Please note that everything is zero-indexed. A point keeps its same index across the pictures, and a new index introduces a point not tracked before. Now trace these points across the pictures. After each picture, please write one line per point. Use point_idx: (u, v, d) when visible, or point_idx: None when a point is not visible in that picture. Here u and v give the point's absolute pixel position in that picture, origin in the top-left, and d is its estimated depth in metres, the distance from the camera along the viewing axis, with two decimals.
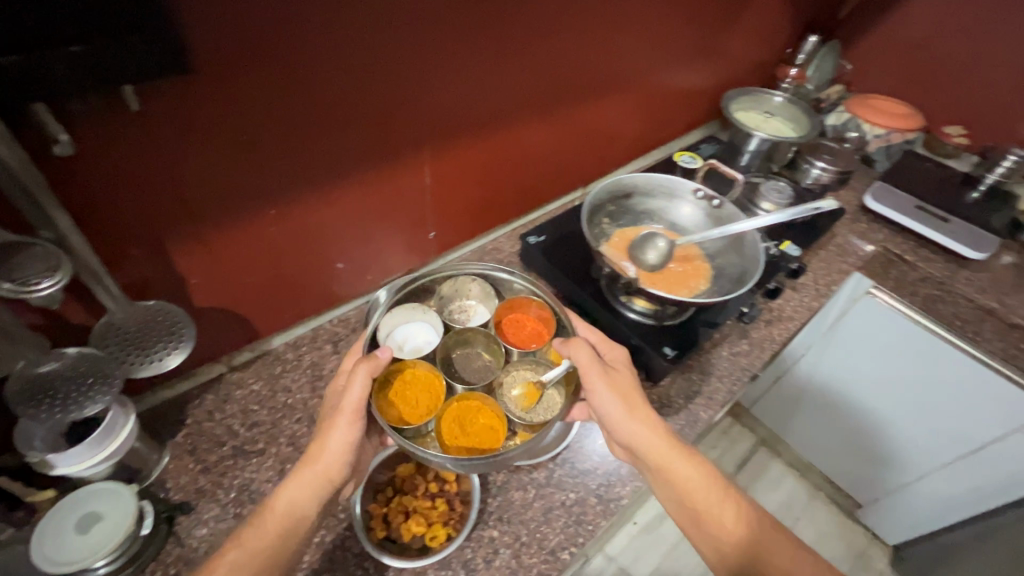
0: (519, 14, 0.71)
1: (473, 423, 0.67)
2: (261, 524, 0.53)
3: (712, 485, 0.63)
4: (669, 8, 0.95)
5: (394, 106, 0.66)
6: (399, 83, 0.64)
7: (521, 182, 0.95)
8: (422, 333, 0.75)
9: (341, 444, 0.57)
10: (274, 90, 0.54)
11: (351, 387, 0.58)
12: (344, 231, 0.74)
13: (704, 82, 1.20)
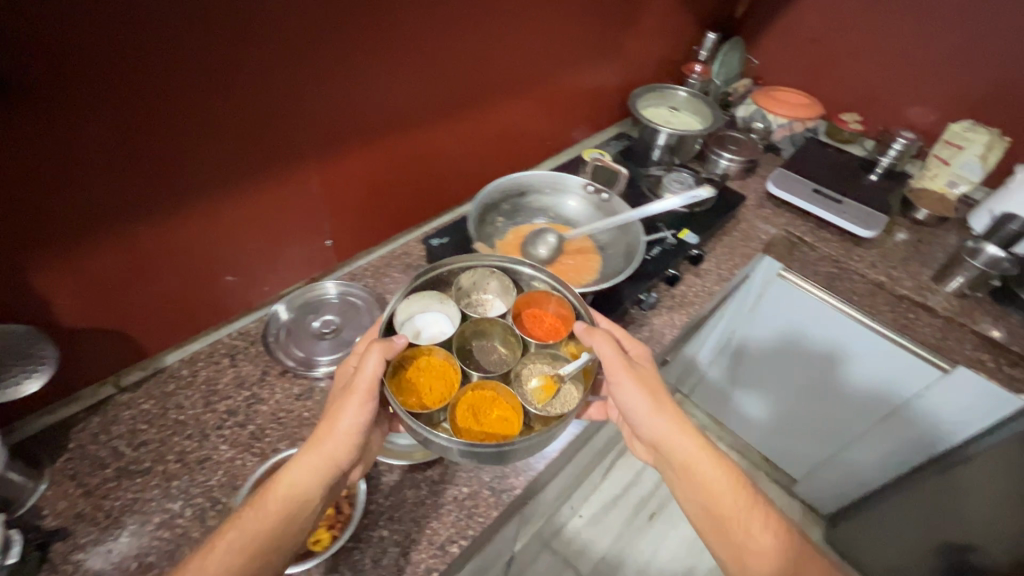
0: (392, 22, 0.72)
1: (488, 416, 0.66)
2: (264, 504, 0.56)
3: (732, 484, 0.68)
4: (561, 11, 0.97)
5: (261, 115, 0.66)
6: (265, 95, 0.65)
7: (424, 186, 0.96)
8: (438, 323, 0.74)
9: (348, 426, 0.59)
10: (121, 107, 0.54)
11: (363, 365, 0.60)
12: (229, 244, 0.73)
13: (612, 81, 1.23)
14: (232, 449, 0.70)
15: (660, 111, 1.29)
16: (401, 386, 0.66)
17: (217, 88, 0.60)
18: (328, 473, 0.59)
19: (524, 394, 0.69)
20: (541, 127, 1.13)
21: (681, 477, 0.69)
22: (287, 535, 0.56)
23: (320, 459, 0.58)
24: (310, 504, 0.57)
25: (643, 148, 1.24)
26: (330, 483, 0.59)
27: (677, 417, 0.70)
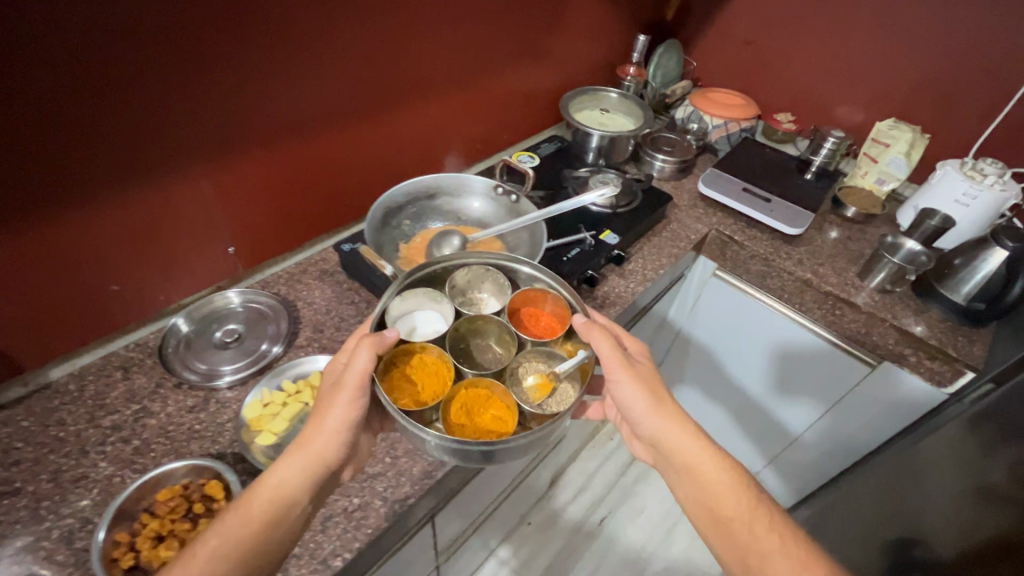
0: (276, 23, 0.70)
1: (483, 414, 0.67)
2: (251, 506, 0.57)
3: (734, 483, 0.68)
4: (477, 13, 0.96)
5: (131, 121, 0.63)
6: (134, 99, 0.62)
7: (338, 191, 0.95)
8: (432, 321, 0.74)
9: (336, 422, 0.61)
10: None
11: (356, 359, 0.62)
12: (112, 253, 0.71)
13: (543, 83, 1.23)
14: (112, 465, 0.67)
15: (593, 114, 1.29)
16: (394, 388, 0.67)
17: (72, 91, 0.57)
18: (315, 472, 0.60)
19: (519, 392, 0.69)
20: (468, 130, 1.12)
21: (682, 477, 0.70)
22: (273, 536, 0.56)
23: (307, 457, 0.60)
24: (297, 504, 0.58)
25: (576, 150, 1.24)
26: (318, 481, 0.60)
27: (678, 416, 0.71)
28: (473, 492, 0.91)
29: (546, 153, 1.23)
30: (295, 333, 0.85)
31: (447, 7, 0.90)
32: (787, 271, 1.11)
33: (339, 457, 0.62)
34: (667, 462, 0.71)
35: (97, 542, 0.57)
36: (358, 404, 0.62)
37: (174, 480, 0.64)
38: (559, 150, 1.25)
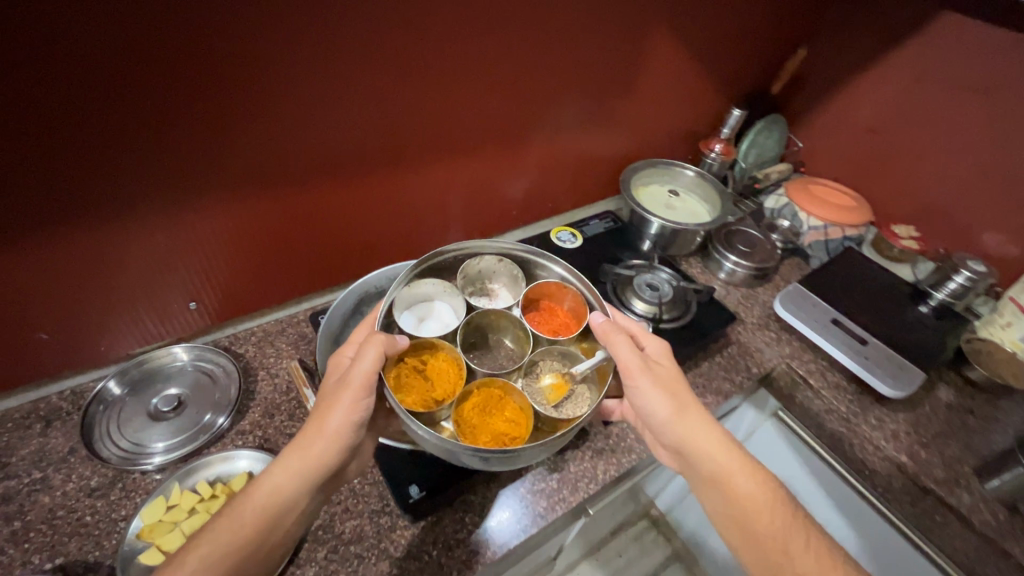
0: (267, 72, 0.58)
1: (498, 414, 0.63)
2: (239, 517, 0.50)
3: (773, 503, 0.56)
4: (529, 69, 0.80)
5: (64, 168, 0.52)
6: (71, 146, 0.51)
7: (329, 250, 0.82)
8: (444, 314, 0.71)
9: (337, 428, 0.53)
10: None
11: (363, 360, 0.55)
12: (41, 302, 0.61)
13: (604, 150, 1.05)
14: None
15: (659, 193, 1.09)
16: (401, 379, 0.62)
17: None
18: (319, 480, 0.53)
19: (538, 398, 0.65)
20: (505, 193, 0.97)
21: (710, 493, 0.57)
22: (266, 544, 0.51)
23: (302, 466, 0.52)
24: (292, 511, 0.52)
25: (629, 233, 1.05)
26: (316, 489, 0.53)
27: (708, 419, 0.59)
28: None
29: (592, 232, 1.04)
30: (241, 409, 0.73)
31: (489, 61, 0.75)
32: (875, 444, 0.84)
33: (342, 462, 0.54)
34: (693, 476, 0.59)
35: None
36: (362, 407, 0.54)
37: None
38: (609, 230, 1.06)
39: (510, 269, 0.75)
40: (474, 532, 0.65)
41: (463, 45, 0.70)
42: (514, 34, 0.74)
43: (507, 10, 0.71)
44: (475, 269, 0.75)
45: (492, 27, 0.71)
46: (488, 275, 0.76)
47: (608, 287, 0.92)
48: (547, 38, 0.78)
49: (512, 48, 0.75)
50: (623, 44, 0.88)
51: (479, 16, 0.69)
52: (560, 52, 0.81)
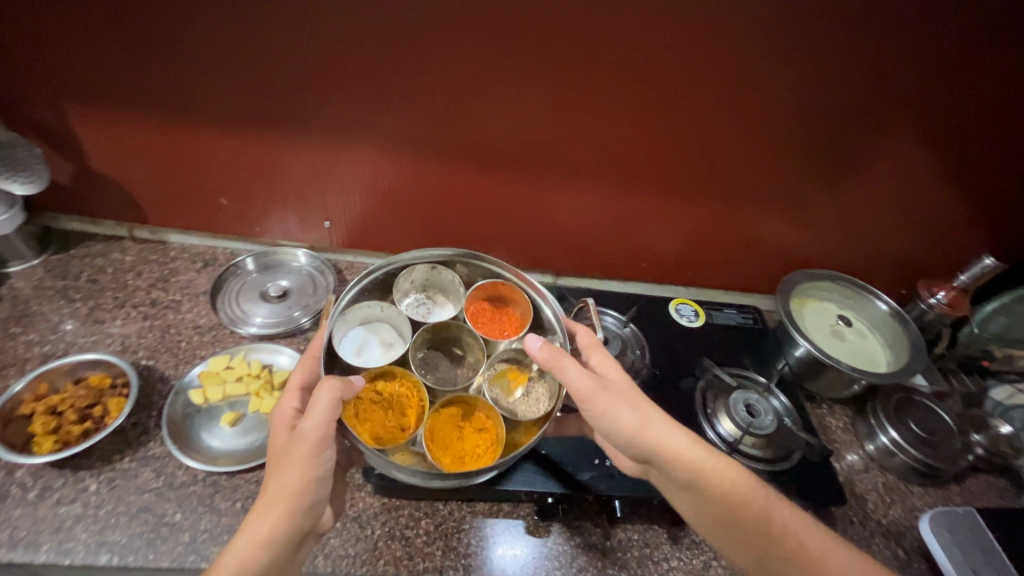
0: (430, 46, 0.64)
1: (469, 429, 0.60)
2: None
3: (747, 499, 0.53)
4: (701, 120, 0.72)
5: (266, 79, 0.67)
6: (274, 62, 0.65)
7: (446, 226, 0.87)
8: (386, 335, 0.67)
9: (296, 487, 0.49)
10: (136, 20, 0.62)
11: (314, 412, 0.50)
12: (227, 176, 0.78)
13: (775, 238, 0.89)
14: (120, 330, 0.77)
15: (828, 315, 0.88)
16: (360, 414, 0.58)
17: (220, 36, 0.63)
18: (284, 546, 0.48)
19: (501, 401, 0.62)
20: (638, 241, 0.90)
21: (687, 494, 0.54)
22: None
23: (269, 532, 0.47)
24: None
25: (765, 342, 0.87)
26: (288, 551, 0.48)
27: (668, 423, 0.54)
28: None
29: (720, 321, 0.89)
30: (318, 322, 0.83)
31: (654, 97, 0.69)
32: None
33: (311, 515, 0.50)
34: (665, 478, 0.55)
35: (21, 384, 0.65)
36: (322, 459, 0.50)
37: (109, 375, 0.69)
38: (742, 327, 0.90)
39: (447, 277, 0.70)
40: (421, 542, 0.63)
41: (629, 72, 0.67)
42: (692, 77, 0.67)
43: (690, 50, 0.65)
44: (407, 282, 0.69)
45: (668, 63, 0.66)
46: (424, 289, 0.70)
47: (699, 387, 0.77)
48: (733, 92, 0.69)
49: (686, 91, 0.69)
50: (838, 127, 0.72)
51: (655, 47, 0.64)
52: (746, 113, 0.71)
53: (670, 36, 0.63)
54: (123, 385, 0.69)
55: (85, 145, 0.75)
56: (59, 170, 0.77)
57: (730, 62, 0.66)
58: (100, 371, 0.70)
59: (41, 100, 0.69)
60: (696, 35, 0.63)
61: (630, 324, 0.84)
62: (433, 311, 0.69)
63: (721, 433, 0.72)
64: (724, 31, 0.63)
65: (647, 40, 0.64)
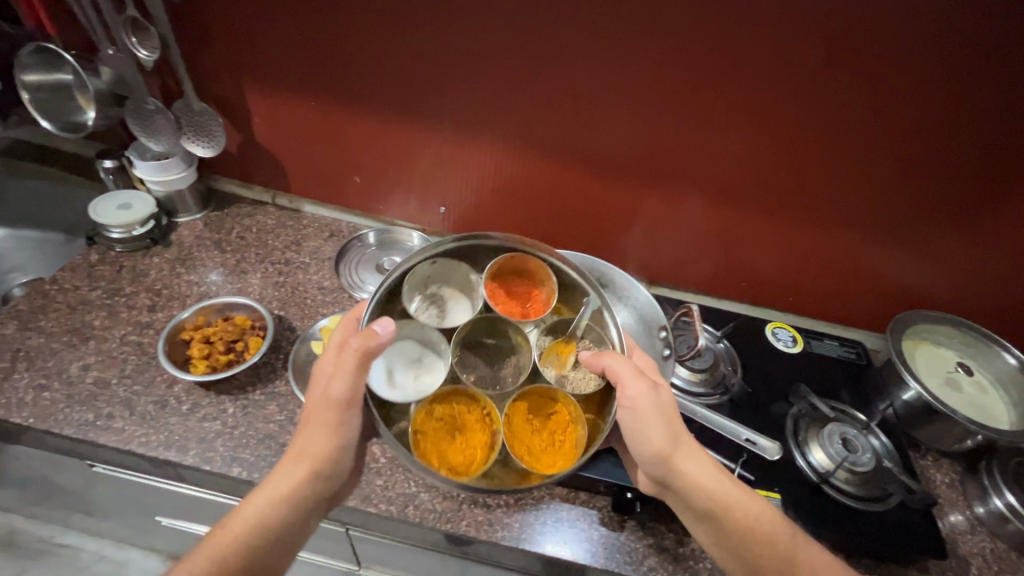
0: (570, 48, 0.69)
1: (550, 421, 0.61)
2: (220, 543, 0.51)
3: (764, 526, 0.56)
4: (825, 139, 0.72)
5: (418, 71, 0.75)
6: (429, 57, 0.73)
7: (550, 222, 0.91)
8: (414, 351, 0.60)
9: (320, 448, 0.55)
10: (320, 14, 0.72)
11: (338, 378, 0.54)
12: (365, 156, 0.88)
13: (892, 273, 0.84)
14: (259, 282, 0.89)
15: (944, 361, 0.82)
16: (434, 451, 0.57)
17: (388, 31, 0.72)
18: (301, 500, 0.55)
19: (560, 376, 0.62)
20: (740, 259, 0.89)
21: (704, 522, 0.57)
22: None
23: (290, 489, 0.54)
24: (282, 535, 0.54)
25: (869, 379, 0.83)
26: (304, 512, 0.55)
27: (692, 450, 0.57)
28: (414, 560, 0.81)
29: (818, 351, 0.87)
30: None
31: (777, 112, 0.70)
32: None
33: (333, 481, 0.57)
34: (682, 505, 0.58)
35: (183, 314, 0.77)
36: (346, 426, 0.56)
37: (250, 317, 0.80)
38: (843, 361, 0.86)
39: (452, 266, 0.63)
40: (500, 513, 0.67)
41: (756, 84, 0.68)
42: (821, 94, 0.68)
43: (823, 67, 0.65)
44: (416, 287, 0.62)
45: (797, 78, 0.67)
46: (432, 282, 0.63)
47: (792, 413, 0.75)
48: (863, 112, 0.68)
49: (813, 108, 0.69)
50: (978, 159, 0.69)
51: (787, 62, 0.66)
52: (874, 135, 0.70)
53: (804, 51, 0.65)
54: (260, 327, 0.79)
55: (256, 118, 0.87)
56: (230, 139, 0.90)
57: (863, 81, 0.66)
58: (243, 312, 0.81)
59: (230, 77, 0.82)
60: (831, 52, 0.64)
61: (723, 340, 0.83)
62: (450, 303, 0.63)
63: (809, 464, 0.69)
64: (862, 49, 0.63)
65: (779, 53, 0.65)
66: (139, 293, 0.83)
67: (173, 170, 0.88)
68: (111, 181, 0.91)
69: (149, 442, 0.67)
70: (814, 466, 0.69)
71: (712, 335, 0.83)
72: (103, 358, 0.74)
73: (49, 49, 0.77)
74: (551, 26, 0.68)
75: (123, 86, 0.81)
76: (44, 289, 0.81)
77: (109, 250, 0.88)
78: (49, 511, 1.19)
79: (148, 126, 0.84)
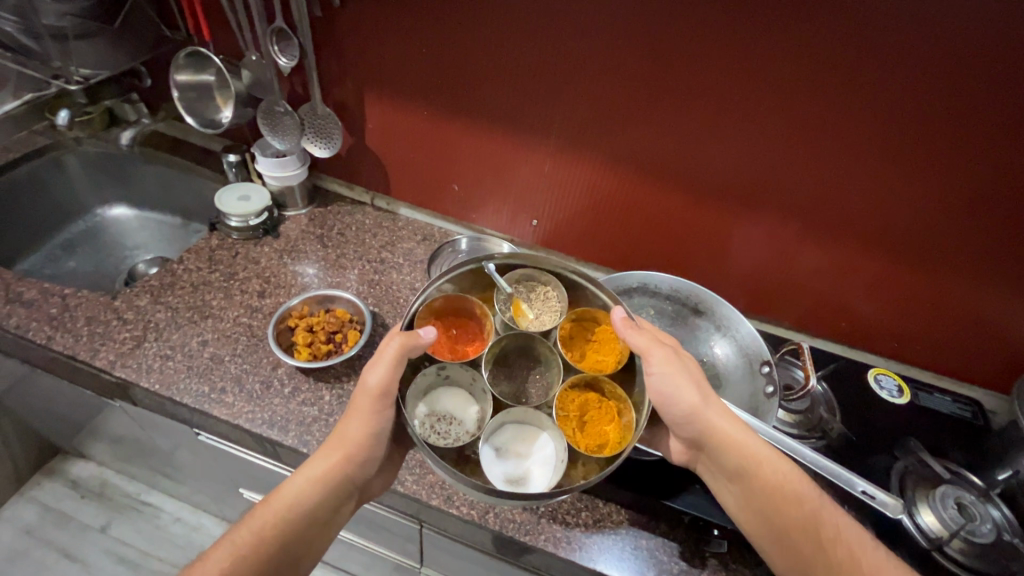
0: (689, 71, 0.70)
1: (595, 351, 0.66)
2: (260, 519, 0.55)
3: (796, 495, 0.56)
4: (952, 181, 0.68)
5: (533, 86, 0.78)
6: (546, 74, 0.76)
7: (641, 242, 0.91)
8: (497, 440, 0.62)
9: (356, 434, 0.58)
10: (450, 30, 0.77)
11: (378, 366, 0.57)
12: (468, 165, 0.92)
13: (1021, 331, 0.77)
14: (357, 278, 0.93)
15: None
16: (605, 436, 0.61)
17: (512, 47, 0.76)
18: (337, 487, 0.57)
19: (537, 320, 0.66)
20: (843, 296, 0.84)
21: (735, 485, 0.58)
22: (291, 551, 0.55)
23: (328, 470, 0.57)
24: (316, 517, 0.56)
25: (986, 442, 0.76)
26: (337, 495, 0.58)
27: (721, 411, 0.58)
28: (479, 567, 0.82)
29: (927, 405, 0.81)
30: None
31: (902, 150, 0.67)
32: None
33: (364, 469, 0.59)
34: (714, 466, 0.59)
35: (289, 304, 0.82)
36: (382, 415, 0.58)
37: (349, 311, 0.84)
38: (956, 418, 0.79)
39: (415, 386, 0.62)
40: (579, 532, 0.67)
41: (886, 114, 0.65)
42: (954, 134, 0.64)
43: (968, 101, 0.61)
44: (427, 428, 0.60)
45: (930, 116, 0.64)
46: (426, 408, 0.62)
47: (897, 469, 0.71)
48: (1010, 152, 0.63)
49: (942, 147, 0.66)
50: None
51: (922, 98, 0.63)
52: (1016, 178, 0.65)
53: (946, 83, 0.61)
54: (358, 322, 0.84)
55: (370, 124, 0.92)
56: (344, 142, 0.96)
57: (1007, 123, 0.61)
58: (343, 305, 0.85)
59: (354, 85, 0.88)
60: (973, 90, 0.61)
61: (819, 382, 0.80)
62: (439, 402, 0.63)
63: (920, 527, 0.64)
64: (1012, 89, 0.59)
65: (916, 88, 0.62)
66: (251, 278, 0.90)
67: (290, 167, 0.94)
68: (233, 173, 1.00)
69: (255, 419, 0.72)
70: (927, 532, 0.64)
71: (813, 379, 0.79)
72: (218, 336, 0.80)
73: (201, 52, 0.86)
74: (672, 50, 0.69)
75: (260, 89, 0.88)
76: (172, 267, 0.89)
77: (227, 237, 0.95)
78: (140, 470, 1.29)
79: (273, 126, 0.91)
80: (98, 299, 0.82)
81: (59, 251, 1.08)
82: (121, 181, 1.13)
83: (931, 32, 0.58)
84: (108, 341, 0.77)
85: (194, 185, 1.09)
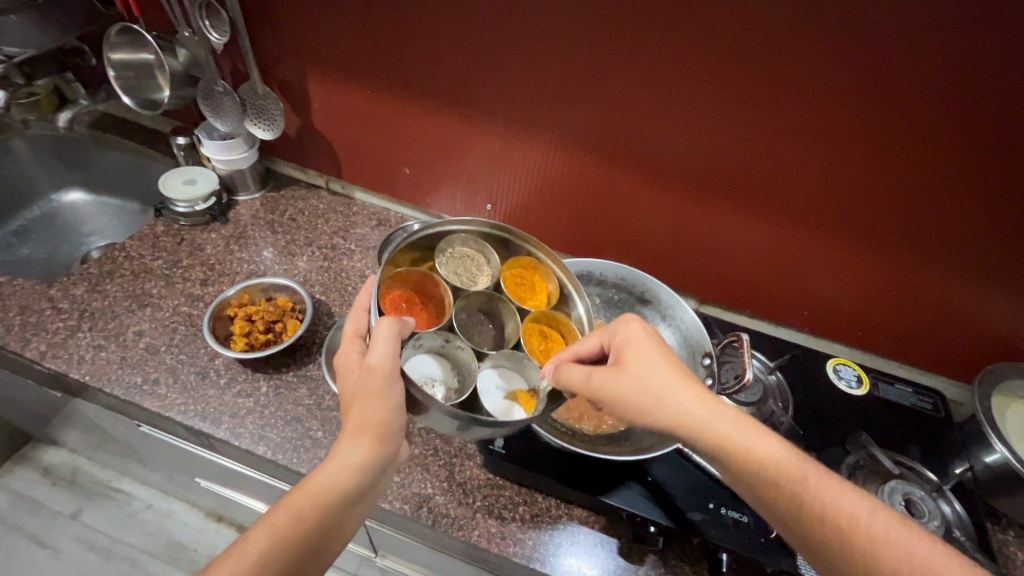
0: (629, 46, 0.65)
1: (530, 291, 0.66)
2: (296, 505, 0.47)
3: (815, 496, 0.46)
4: (909, 162, 0.63)
5: (474, 64, 0.75)
6: (485, 50, 0.72)
7: (598, 226, 0.88)
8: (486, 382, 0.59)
9: (379, 417, 0.50)
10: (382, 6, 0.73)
11: (377, 347, 0.50)
12: (416, 149, 0.89)
13: (990, 320, 0.73)
14: (305, 265, 0.90)
15: None
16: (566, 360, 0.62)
17: (448, 24, 0.72)
18: (374, 469, 0.51)
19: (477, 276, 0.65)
20: (805, 282, 0.81)
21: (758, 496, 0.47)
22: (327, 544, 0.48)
23: (362, 452, 0.50)
24: (356, 499, 0.50)
25: (944, 435, 0.74)
26: (374, 476, 0.51)
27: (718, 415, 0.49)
28: (427, 558, 0.81)
29: (887, 397, 0.78)
30: None
31: (853, 133, 0.63)
32: None
33: (395, 444, 0.53)
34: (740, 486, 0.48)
35: (227, 293, 0.79)
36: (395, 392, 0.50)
37: (294, 300, 0.82)
38: (916, 410, 0.77)
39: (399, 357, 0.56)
40: (515, 527, 0.65)
41: (836, 93, 0.61)
42: (926, 121, 0.60)
43: (920, 77, 0.57)
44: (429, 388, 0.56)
45: (903, 101, 0.59)
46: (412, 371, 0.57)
47: (849, 462, 0.69)
48: (966, 131, 0.59)
49: (893, 128, 0.61)
50: None
51: (892, 83, 0.58)
52: (975, 158, 0.60)
53: (896, 59, 0.56)
54: (300, 310, 0.81)
55: (313, 106, 0.88)
56: (289, 123, 0.93)
57: (984, 111, 0.57)
58: (285, 293, 0.82)
59: (293, 64, 0.84)
60: (947, 77, 0.56)
61: (775, 372, 0.79)
62: (417, 368, 0.58)
63: None
64: (970, 69, 0.55)
65: (864, 64, 0.58)
66: (195, 266, 0.87)
67: (237, 149, 0.91)
68: (182, 158, 0.96)
69: (187, 411, 0.70)
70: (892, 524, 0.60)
71: (767, 370, 0.78)
72: (156, 326, 0.78)
73: (134, 30, 0.82)
74: (609, 26, 0.65)
75: (197, 68, 0.86)
76: (114, 254, 0.87)
77: (173, 223, 0.92)
78: (110, 458, 1.29)
79: (215, 106, 0.88)
80: (34, 288, 0.80)
81: (13, 237, 1.05)
82: (73, 165, 1.10)
83: (892, 9, 0.54)
84: (39, 331, 0.75)
85: (145, 169, 1.06)
